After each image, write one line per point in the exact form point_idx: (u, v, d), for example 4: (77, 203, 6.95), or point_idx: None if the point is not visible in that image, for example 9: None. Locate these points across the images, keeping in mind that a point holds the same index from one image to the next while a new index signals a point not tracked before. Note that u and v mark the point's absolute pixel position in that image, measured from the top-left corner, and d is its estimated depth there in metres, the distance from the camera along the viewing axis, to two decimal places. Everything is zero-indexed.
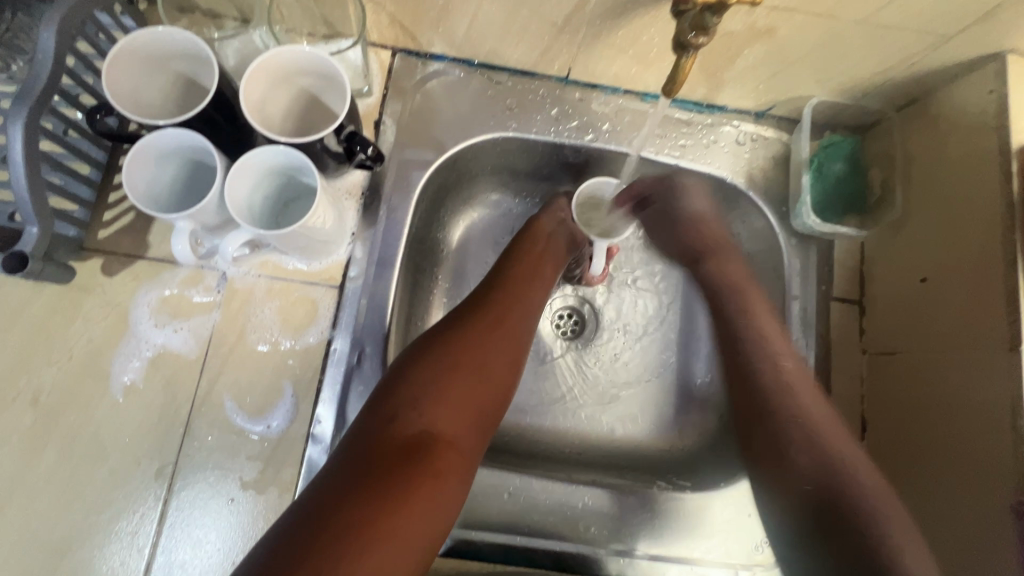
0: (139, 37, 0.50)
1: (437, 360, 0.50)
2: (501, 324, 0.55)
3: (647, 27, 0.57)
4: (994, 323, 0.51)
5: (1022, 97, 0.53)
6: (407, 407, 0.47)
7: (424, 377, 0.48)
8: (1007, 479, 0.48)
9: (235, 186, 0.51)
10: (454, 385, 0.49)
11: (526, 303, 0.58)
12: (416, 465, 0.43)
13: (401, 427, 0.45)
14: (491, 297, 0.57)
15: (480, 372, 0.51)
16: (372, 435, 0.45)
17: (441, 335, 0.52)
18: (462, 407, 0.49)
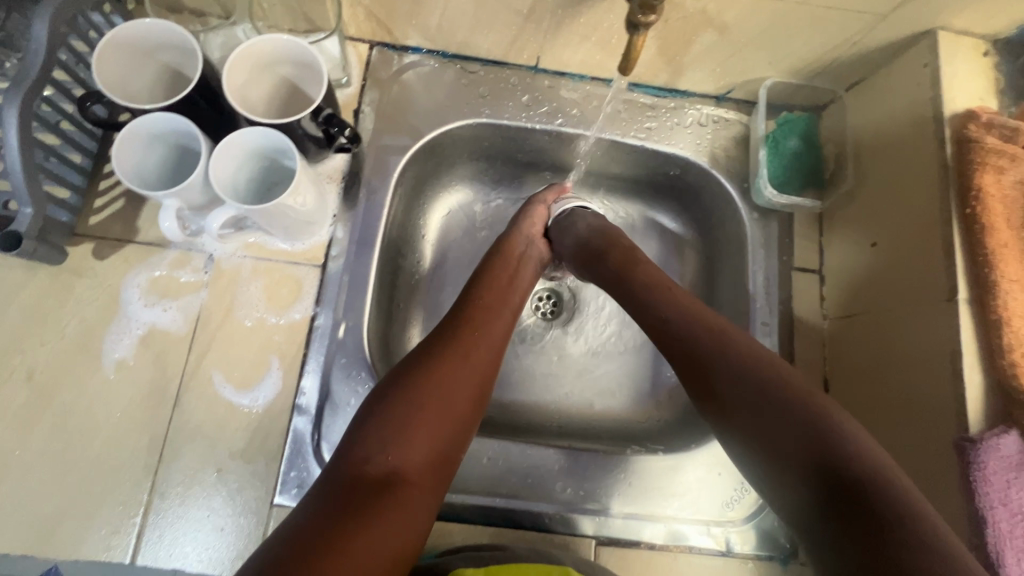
0: (127, 29, 0.53)
1: (405, 396, 0.50)
2: (467, 356, 0.55)
3: (606, 14, 0.60)
4: (935, 278, 0.55)
5: (953, 70, 0.58)
6: (376, 447, 0.48)
7: (391, 416, 0.49)
8: (950, 423, 0.51)
9: (219, 164, 0.55)
10: (420, 419, 0.49)
11: (492, 329, 0.58)
12: (383, 501, 0.44)
13: (369, 466, 0.46)
14: (459, 329, 0.57)
15: (445, 406, 0.51)
16: (343, 475, 0.46)
17: (406, 373, 0.52)
18: (428, 440, 0.49)
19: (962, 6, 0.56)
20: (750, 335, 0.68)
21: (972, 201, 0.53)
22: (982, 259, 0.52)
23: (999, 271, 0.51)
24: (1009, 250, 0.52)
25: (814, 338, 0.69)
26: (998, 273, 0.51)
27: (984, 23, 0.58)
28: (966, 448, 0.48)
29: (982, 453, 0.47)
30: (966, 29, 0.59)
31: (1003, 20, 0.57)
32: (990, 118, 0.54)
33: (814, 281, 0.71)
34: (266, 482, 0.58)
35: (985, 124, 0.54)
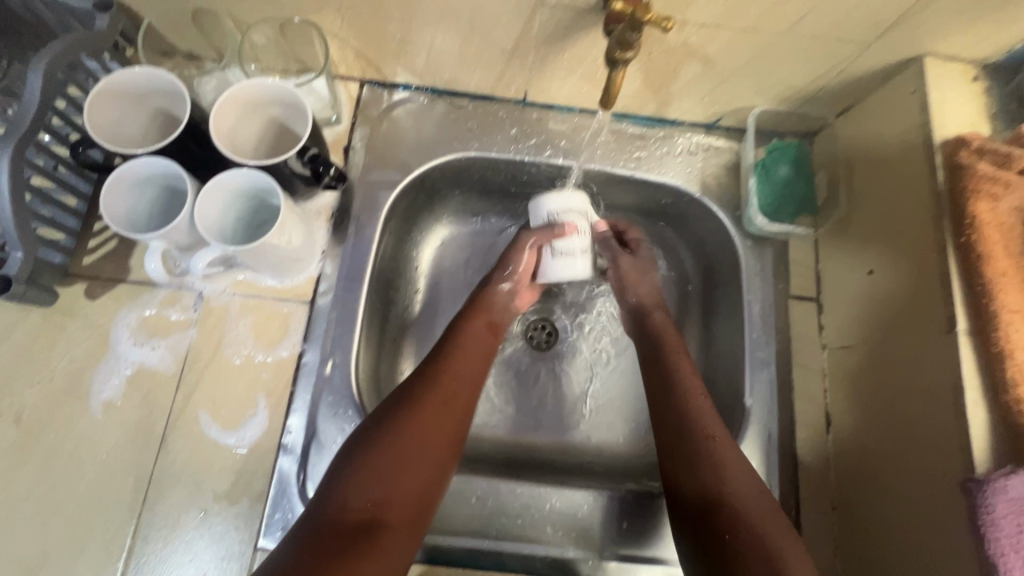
0: (118, 77, 0.54)
1: (387, 440, 0.51)
2: (447, 399, 0.55)
3: (590, 49, 0.61)
4: (933, 308, 0.53)
5: (941, 96, 0.57)
6: (354, 489, 0.48)
7: (372, 460, 0.50)
8: (954, 461, 0.49)
9: (205, 207, 0.55)
10: (399, 461, 0.50)
11: (472, 369, 0.59)
12: (361, 546, 0.46)
13: (347, 511, 0.47)
14: (440, 369, 0.58)
15: (423, 449, 0.52)
16: (322, 516, 0.47)
17: (388, 416, 0.53)
18: (405, 482, 0.50)
19: (947, 33, 0.55)
20: (747, 367, 0.66)
21: (966, 230, 0.52)
22: (979, 289, 0.50)
23: (999, 301, 0.49)
24: (1009, 278, 0.49)
25: (813, 368, 0.67)
26: (997, 303, 0.49)
27: (971, 48, 0.57)
28: (971, 489, 0.46)
29: (988, 495, 0.45)
30: (952, 55, 0.58)
31: (991, 45, 0.57)
32: (982, 144, 0.53)
33: (812, 310, 0.69)
34: (251, 526, 0.57)
35: (976, 150, 0.53)
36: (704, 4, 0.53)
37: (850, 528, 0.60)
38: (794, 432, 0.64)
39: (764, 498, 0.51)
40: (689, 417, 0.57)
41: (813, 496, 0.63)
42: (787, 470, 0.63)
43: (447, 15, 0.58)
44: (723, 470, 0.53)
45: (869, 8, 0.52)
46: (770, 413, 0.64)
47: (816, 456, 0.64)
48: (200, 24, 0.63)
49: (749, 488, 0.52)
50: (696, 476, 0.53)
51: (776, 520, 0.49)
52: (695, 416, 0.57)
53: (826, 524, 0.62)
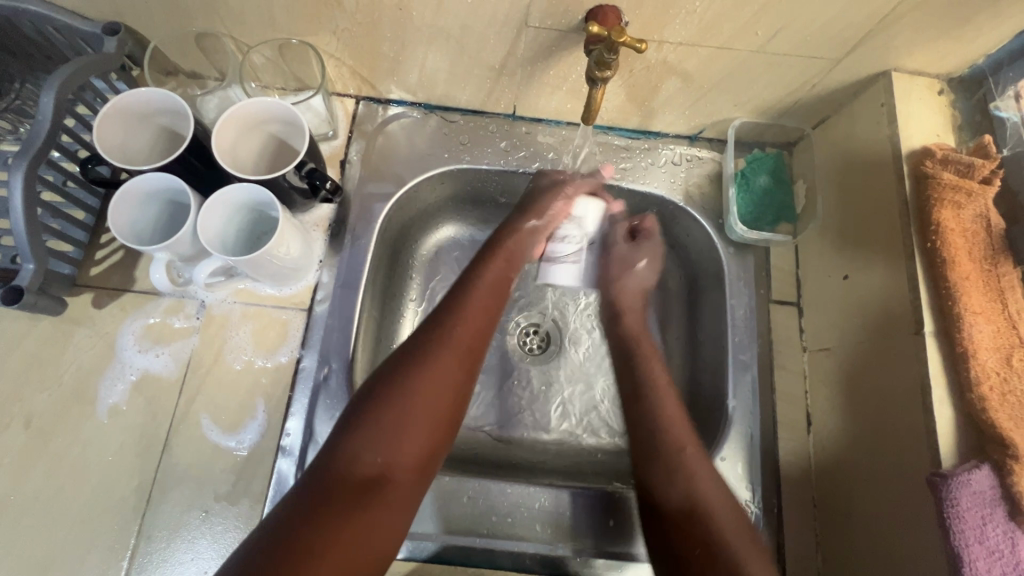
0: (126, 98, 0.57)
1: (398, 393, 0.50)
2: (459, 354, 0.54)
3: (574, 66, 0.64)
4: (903, 311, 0.56)
5: (908, 109, 0.60)
6: (364, 445, 0.48)
7: (384, 412, 0.49)
8: (923, 457, 0.51)
9: (207, 220, 0.58)
10: (411, 415, 0.50)
11: (481, 318, 0.58)
12: (366, 505, 0.46)
13: (358, 465, 0.47)
14: (447, 320, 0.56)
15: (435, 398, 0.51)
16: (332, 468, 0.47)
17: (400, 368, 0.52)
18: (418, 434, 0.50)
19: (912, 49, 0.58)
20: (730, 370, 0.68)
21: (931, 236, 0.54)
22: (945, 292, 0.53)
23: (963, 303, 0.51)
24: (971, 282, 0.53)
25: (794, 371, 0.69)
26: (961, 305, 0.51)
27: (935, 63, 0.60)
28: (937, 483, 0.48)
29: (954, 489, 0.47)
30: (918, 70, 0.61)
31: (953, 60, 0.60)
32: (946, 154, 0.56)
33: (793, 314, 0.71)
34: (250, 525, 0.59)
35: (940, 161, 0.56)
36: (680, 25, 0.56)
37: (829, 524, 0.62)
38: (776, 432, 0.66)
39: (733, 507, 0.53)
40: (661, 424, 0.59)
41: (794, 495, 0.65)
42: (769, 470, 0.65)
43: (438, 36, 0.61)
44: (695, 481, 0.54)
45: (835, 27, 0.55)
46: (753, 414, 0.66)
47: (797, 456, 0.66)
48: (203, 46, 0.67)
49: (719, 497, 0.53)
50: (672, 486, 0.54)
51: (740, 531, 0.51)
52: (671, 429, 0.58)
53: (808, 522, 0.64)
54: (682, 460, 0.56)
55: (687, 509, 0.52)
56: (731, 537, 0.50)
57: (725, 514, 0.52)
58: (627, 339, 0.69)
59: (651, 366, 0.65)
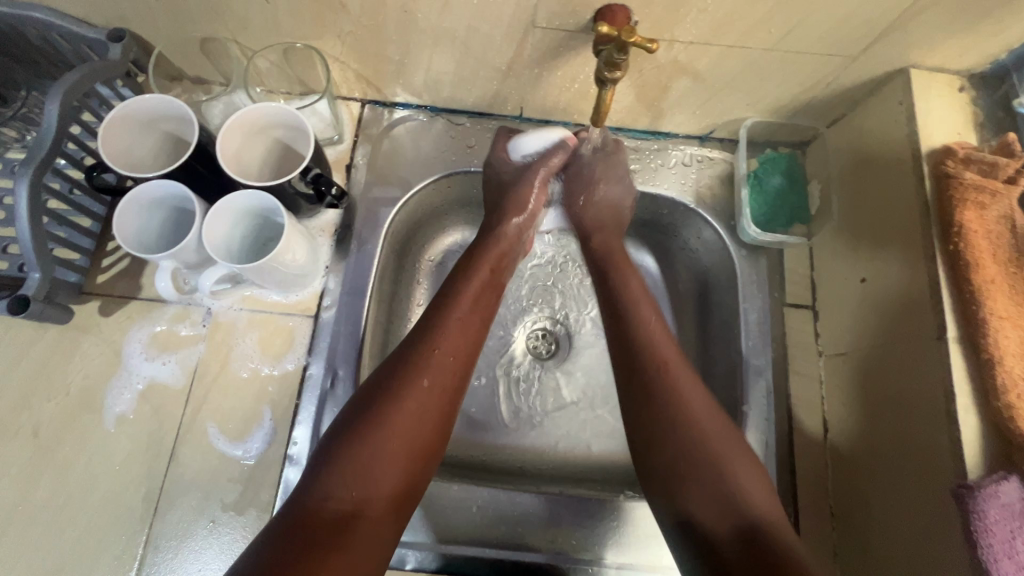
0: (130, 105, 0.57)
1: (373, 428, 0.49)
2: (436, 379, 0.53)
3: (582, 67, 0.63)
4: (924, 315, 0.54)
5: (927, 107, 0.59)
6: (337, 482, 0.47)
7: (358, 444, 0.48)
8: (947, 466, 0.50)
9: (213, 227, 0.58)
10: (386, 449, 0.49)
11: (461, 342, 0.56)
12: (339, 544, 0.44)
13: (330, 504, 0.46)
14: (425, 345, 0.55)
15: (408, 435, 0.50)
16: (305, 506, 0.45)
17: (376, 399, 0.51)
18: (391, 470, 0.49)
19: (930, 45, 0.56)
20: (744, 375, 0.67)
21: (954, 238, 0.52)
22: (968, 296, 0.51)
23: (987, 307, 0.50)
24: (996, 285, 0.51)
25: (810, 376, 0.67)
26: (986, 309, 0.50)
27: (956, 60, 0.59)
28: (964, 495, 0.46)
29: (981, 501, 0.45)
30: (938, 67, 0.60)
31: (974, 56, 0.58)
32: (967, 153, 0.54)
33: (808, 318, 0.70)
34: (258, 535, 0.59)
35: (962, 160, 0.54)
36: (692, 24, 0.55)
37: (848, 535, 0.60)
38: (792, 440, 0.65)
39: (731, 446, 0.52)
40: (653, 349, 0.57)
41: (812, 503, 0.63)
42: (785, 478, 0.63)
43: (444, 38, 0.60)
44: (685, 429, 0.52)
45: (851, 24, 0.54)
46: (768, 420, 0.65)
47: (814, 463, 0.64)
48: (208, 51, 0.66)
49: (708, 422, 0.52)
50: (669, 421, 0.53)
51: (732, 447, 0.52)
52: (663, 376, 0.55)
53: (826, 531, 0.62)
54: (674, 406, 0.53)
55: (673, 461, 0.51)
56: (734, 479, 0.50)
57: (730, 460, 0.51)
58: (605, 250, 0.67)
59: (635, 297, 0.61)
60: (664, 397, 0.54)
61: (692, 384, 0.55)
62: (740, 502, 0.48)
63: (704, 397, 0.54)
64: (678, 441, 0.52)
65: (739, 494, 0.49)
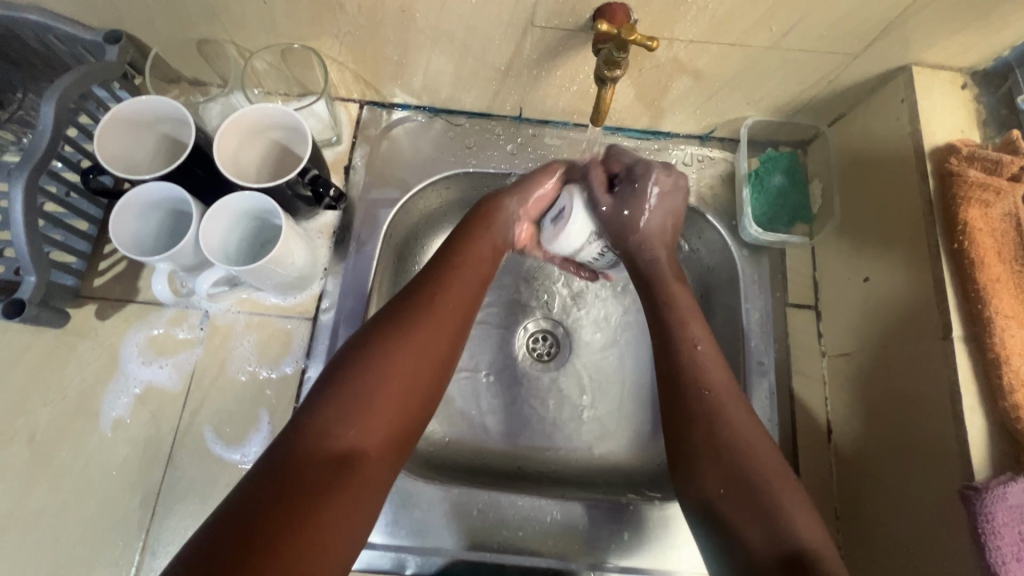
0: (125, 106, 0.57)
1: (369, 370, 0.47)
2: (438, 311, 0.53)
3: (581, 66, 0.62)
4: (928, 314, 0.54)
5: (930, 104, 0.58)
6: (337, 417, 0.44)
7: (357, 376, 0.47)
8: (954, 468, 0.49)
9: (209, 229, 0.57)
10: (387, 387, 0.47)
11: (461, 292, 0.55)
12: (338, 489, 0.41)
13: (330, 438, 0.43)
14: (424, 292, 0.54)
15: (409, 374, 0.48)
16: (304, 438, 0.43)
17: (377, 332, 0.50)
18: (388, 411, 0.46)
19: (932, 42, 0.56)
20: (747, 376, 0.66)
21: (959, 236, 0.52)
22: (974, 295, 0.50)
23: (993, 306, 0.49)
24: (1001, 284, 0.50)
25: (813, 377, 0.66)
26: (992, 308, 0.49)
27: (958, 57, 0.58)
28: (971, 497, 0.46)
29: (988, 503, 0.45)
30: (940, 64, 0.59)
31: (977, 53, 0.58)
32: (971, 150, 0.53)
33: (810, 318, 0.69)
34: None
35: (966, 158, 0.53)
36: (692, 22, 0.54)
37: (853, 537, 0.60)
38: (795, 442, 0.64)
39: (783, 476, 0.48)
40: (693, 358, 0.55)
41: (816, 506, 0.62)
42: None
43: (442, 38, 0.60)
44: (738, 455, 0.49)
45: (852, 21, 0.53)
46: (771, 422, 0.64)
47: (818, 465, 0.63)
48: (205, 52, 0.66)
49: (756, 444, 0.50)
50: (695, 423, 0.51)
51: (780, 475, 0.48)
52: (712, 398, 0.52)
53: (830, 534, 0.61)
54: (720, 433, 0.50)
55: (722, 487, 0.49)
56: (783, 506, 0.46)
57: (775, 483, 0.48)
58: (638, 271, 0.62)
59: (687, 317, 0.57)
60: (710, 424, 0.51)
61: (740, 407, 0.52)
62: (787, 527, 0.45)
63: (756, 420, 0.52)
64: (731, 468, 0.49)
65: (790, 521, 0.45)
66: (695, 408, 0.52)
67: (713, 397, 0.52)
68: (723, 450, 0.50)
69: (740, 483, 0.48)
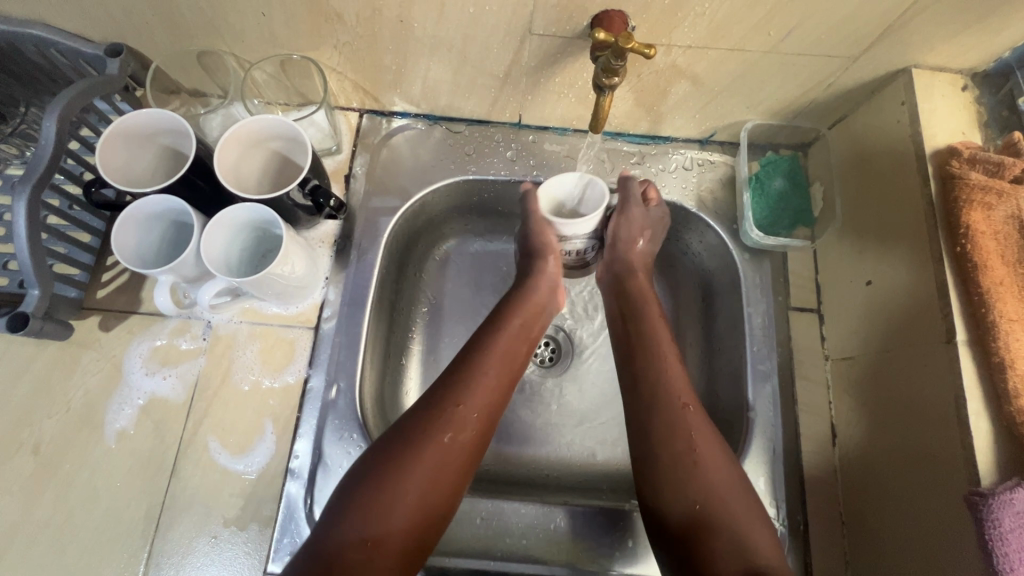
0: (128, 120, 0.57)
1: (394, 479, 0.50)
2: (464, 425, 0.54)
3: (580, 73, 0.62)
4: (932, 319, 0.53)
5: (931, 107, 0.58)
6: (356, 527, 0.48)
7: (379, 490, 0.49)
8: (960, 473, 0.49)
9: (211, 241, 0.57)
10: (408, 496, 0.50)
11: (486, 394, 0.57)
12: None
13: (348, 548, 0.47)
14: (450, 396, 0.55)
15: (430, 480, 0.51)
16: (325, 550, 0.47)
17: (400, 440, 0.53)
18: (414, 513, 0.50)
19: (932, 44, 0.56)
20: (750, 380, 0.65)
21: (961, 240, 0.52)
22: (978, 299, 0.50)
23: (997, 310, 0.49)
24: (1005, 287, 0.50)
25: (816, 381, 0.66)
26: (995, 313, 0.49)
27: (959, 58, 0.58)
28: (976, 503, 0.45)
29: (995, 509, 0.44)
30: (940, 66, 0.59)
31: (977, 55, 0.58)
32: (973, 153, 0.53)
33: (813, 321, 0.69)
34: (260, 550, 0.58)
35: (967, 160, 0.53)
36: (690, 28, 0.54)
37: (858, 543, 0.59)
38: (800, 446, 0.64)
39: (745, 498, 0.52)
40: (667, 388, 0.57)
41: (821, 511, 0.62)
42: (793, 485, 0.62)
43: (441, 47, 0.60)
44: (706, 475, 0.53)
45: (851, 25, 0.53)
46: (775, 427, 0.64)
47: (823, 469, 0.63)
48: (205, 63, 0.66)
49: (723, 475, 0.53)
50: (676, 451, 0.54)
51: (742, 496, 0.53)
52: (685, 421, 0.55)
53: (836, 539, 0.61)
54: (694, 453, 0.54)
55: (695, 505, 0.52)
56: (745, 527, 0.51)
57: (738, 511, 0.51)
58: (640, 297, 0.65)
59: (663, 344, 0.61)
60: (686, 445, 0.54)
61: (704, 423, 0.56)
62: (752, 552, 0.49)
63: (721, 445, 0.55)
64: (704, 493, 0.52)
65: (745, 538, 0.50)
66: (673, 430, 0.55)
67: (685, 421, 0.55)
68: (692, 470, 0.53)
69: (710, 505, 0.51)
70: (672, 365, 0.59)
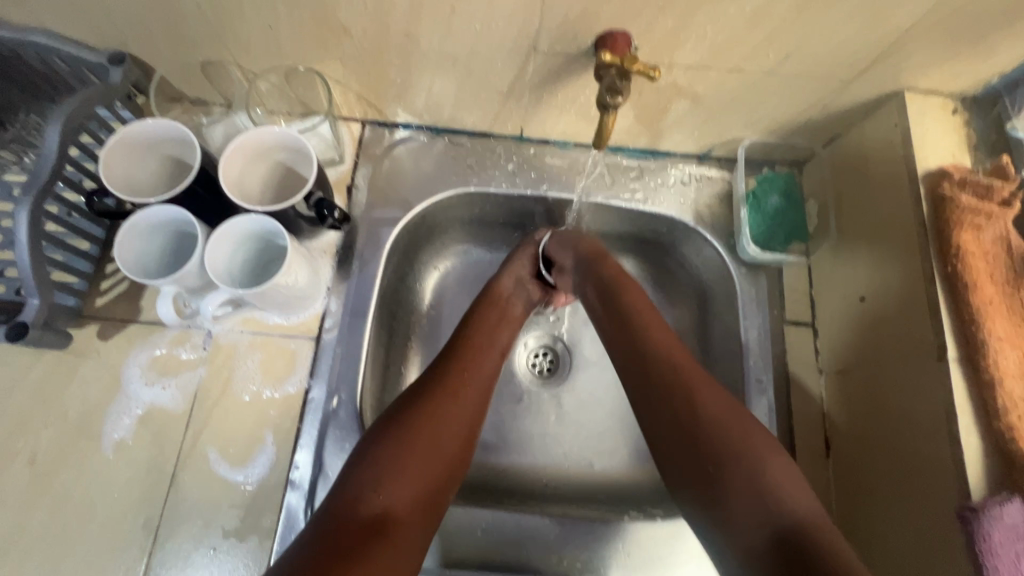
0: (132, 128, 0.57)
1: (401, 442, 0.51)
2: (462, 393, 0.56)
3: (582, 89, 0.63)
4: (924, 336, 0.55)
5: (922, 129, 0.60)
6: (366, 488, 0.48)
7: (388, 453, 0.50)
8: (952, 486, 0.50)
9: (216, 252, 0.58)
10: (414, 457, 0.50)
11: (482, 373, 0.60)
12: (374, 544, 0.45)
13: (361, 507, 0.47)
14: (449, 372, 0.58)
15: (435, 445, 0.52)
16: (337, 513, 0.47)
17: (404, 407, 0.54)
18: (422, 476, 0.50)
19: (924, 69, 0.58)
20: (746, 393, 0.67)
21: (952, 260, 0.53)
22: (968, 318, 0.52)
23: (986, 328, 0.50)
24: (994, 306, 0.52)
25: (810, 394, 0.67)
26: (985, 331, 0.50)
27: (950, 82, 0.60)
28: (968, 517, 0.47)
29: (986, 523, 0.46)
30: (931, 90, 0.61)
31: (966, 80, 0.60)
32: (963, 176, 0.55)
33: (808, 335, 0.70)
34: (258, 561, 0.58)
35: (957, 183, 0.55)
36: (691, 49, 0.56)
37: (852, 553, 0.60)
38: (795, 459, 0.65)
39: (760, 439, 0.51)
40: (661, 353, 0.57)
41: None
42: None
43: (446, 62, 0.61)
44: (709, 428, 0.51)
45: (846, 49, 0.55)
46: None
47: (817, 481, 0.64)
48: (208, 73, 0.66)
49: (730, 424, 0.51)
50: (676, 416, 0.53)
51: (760, 435, 0.51)
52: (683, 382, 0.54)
53: None
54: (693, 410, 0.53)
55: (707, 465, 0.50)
56: (769, 475, 0.48)
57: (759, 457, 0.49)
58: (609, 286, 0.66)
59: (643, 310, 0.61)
60: (681, 401, 0.53)
61: (718, 401, 0.53)
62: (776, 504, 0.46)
63: (727, 396, 0.54)
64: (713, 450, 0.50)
65: (772, 481, 0.48)
66: (670, 390, 0.54)
67: (685, 381, 0.54)
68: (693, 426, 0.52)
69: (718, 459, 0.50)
70: (663, 331, 0.59)
